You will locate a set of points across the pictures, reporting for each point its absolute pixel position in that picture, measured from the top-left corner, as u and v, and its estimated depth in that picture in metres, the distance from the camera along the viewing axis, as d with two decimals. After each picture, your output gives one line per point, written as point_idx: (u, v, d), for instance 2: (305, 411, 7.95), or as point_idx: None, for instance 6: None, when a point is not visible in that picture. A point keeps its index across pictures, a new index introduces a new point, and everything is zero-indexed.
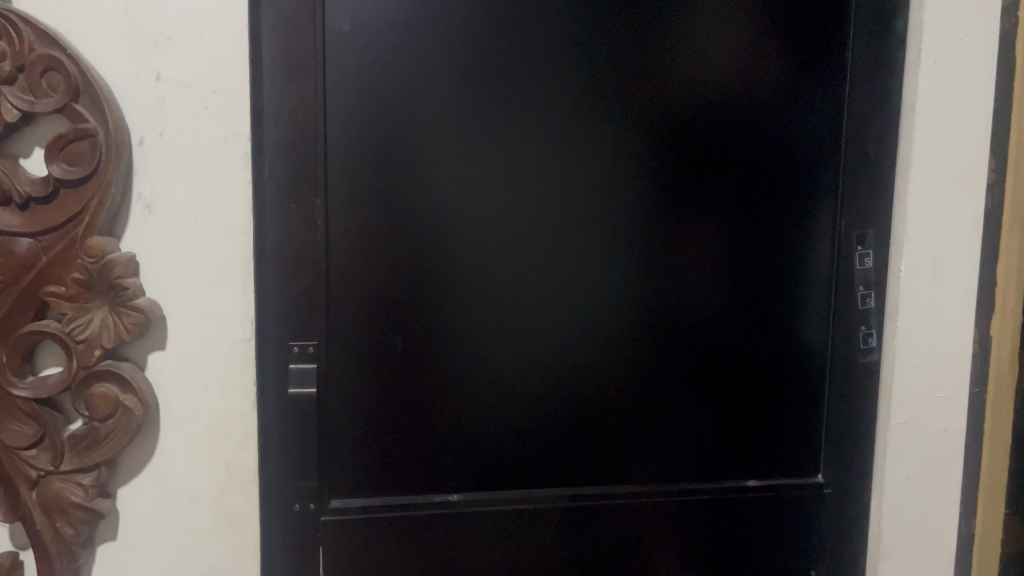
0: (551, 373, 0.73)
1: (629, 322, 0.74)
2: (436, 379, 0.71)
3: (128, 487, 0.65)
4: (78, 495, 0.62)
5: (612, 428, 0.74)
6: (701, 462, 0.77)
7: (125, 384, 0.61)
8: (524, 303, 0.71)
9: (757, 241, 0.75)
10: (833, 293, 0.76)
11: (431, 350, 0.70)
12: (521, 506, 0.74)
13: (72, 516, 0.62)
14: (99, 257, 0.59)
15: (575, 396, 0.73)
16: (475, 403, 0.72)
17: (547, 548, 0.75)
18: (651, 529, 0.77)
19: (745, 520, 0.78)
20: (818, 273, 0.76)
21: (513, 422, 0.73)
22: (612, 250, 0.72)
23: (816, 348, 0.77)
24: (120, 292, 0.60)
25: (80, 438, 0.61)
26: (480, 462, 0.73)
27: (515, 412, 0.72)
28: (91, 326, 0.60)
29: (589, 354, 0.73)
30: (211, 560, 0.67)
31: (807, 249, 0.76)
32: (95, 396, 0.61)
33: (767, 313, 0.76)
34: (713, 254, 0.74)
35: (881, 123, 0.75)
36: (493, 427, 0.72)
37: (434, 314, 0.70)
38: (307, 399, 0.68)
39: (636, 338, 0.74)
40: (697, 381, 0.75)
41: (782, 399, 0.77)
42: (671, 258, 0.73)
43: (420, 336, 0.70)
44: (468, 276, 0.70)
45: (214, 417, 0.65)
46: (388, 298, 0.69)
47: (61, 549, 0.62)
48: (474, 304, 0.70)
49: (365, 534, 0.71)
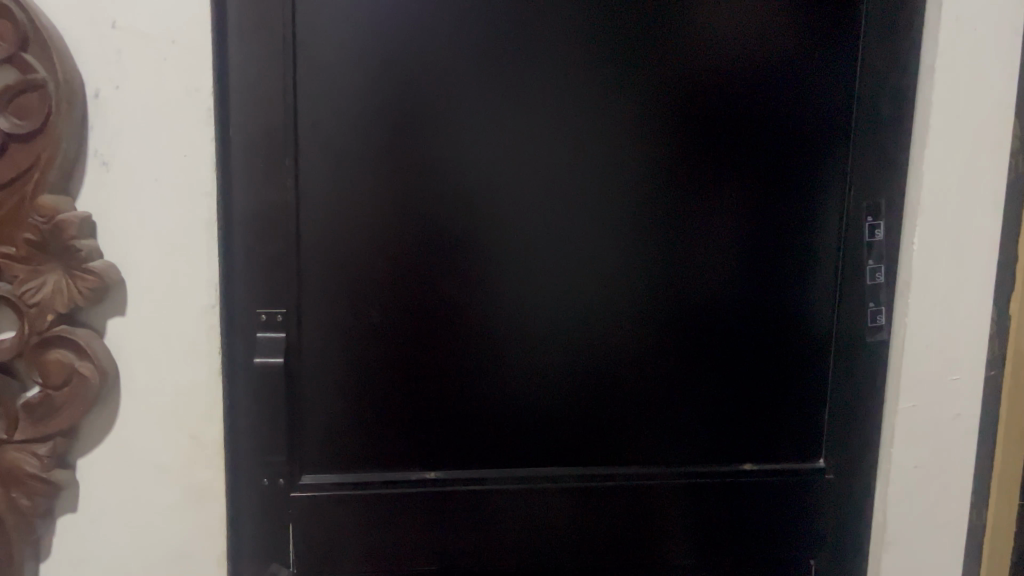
0: (539, 348, 0.69)
1: (624, 298, 0.69)
2: (417, 357, 0.67)
3: (89, 458, 0.62)
4: (33, 465, 0.59)
5: (603, 408, 0.71)
6: (697, 445, 0.73)
7: (81, 351, 0.59)
8: (511, 277, 0.67)
9: (763, 215, 0.70)
10: (841, 267, 0.71)
11: (412, 326, 0.67)
12: (507, 487, 0.70)
13: (28, 486, 0.59)
14: (51, 217, 0.56)
15: (564, 373, 0.70)
16: (458, 380, 0.68)
17: (534, 534, 0.72)
18: (642, 514, 0.73)
19: (743, 507, 0.74)
20: (826, 246, 0.71)
21: (498, 402, 0.69)
22: (605, 220, 0.68)
23: (821, 327, 0.72)
24: (74, 254, 0.57)
25: (35, 406, 0.58)
26: (464, 442, 0.69)
27: (500, 391, 0.69)
28: (44, 290, 0.57)
29: (582, 332, 0.69)
30: (177, 537, 0.64)
31: (815, 222, 0.71)
32: (49, 363, 0.58)
33: (773, 291, 0.71)
34: (715, 227, 0.69)
35: (897, 85, 0.69)
36: (477, 407, 0.69)
37: (413, 288, 0.66)
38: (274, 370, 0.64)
39: (629, 314, 0.70)
40: (695, 361, 0.71)
41: (784, 381, 0.73)
42: (670, 230, 0.69)
43: (401, 310, 0.66)
44: (449, 247, 0.66)
45: (178, 387, 0.62)
46: (365, 270, 0.65)
47: (18, 521, 0.59)
48: (455, 277, 0.67)
49: (338, 513, 0.68)
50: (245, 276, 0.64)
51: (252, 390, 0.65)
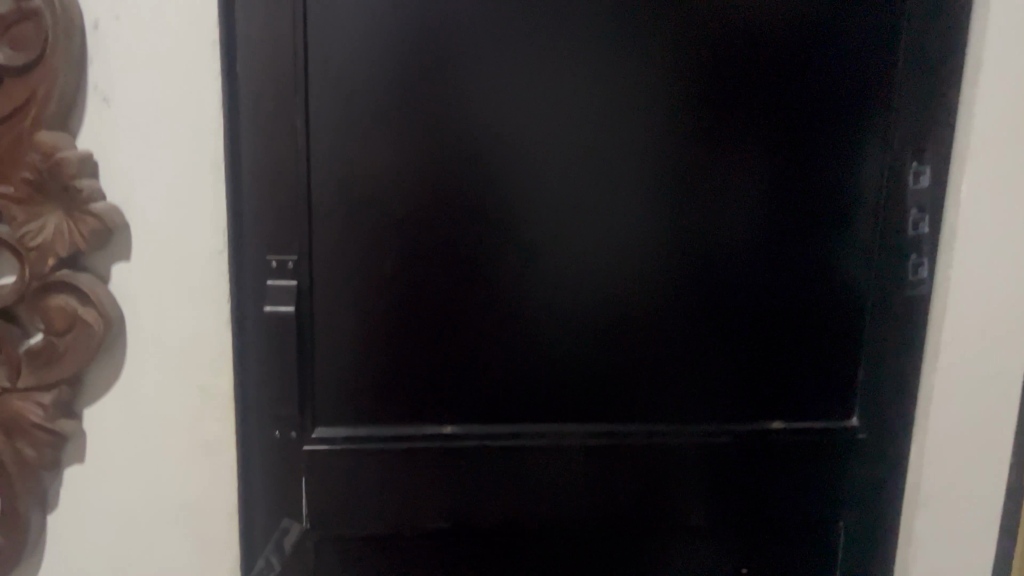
0: (560, 299, 0.66)
1: (651, 249, 0.66)
2: (434, 308, 0.64)
3: (95, 409, 0.60)
4: (38, 414, 0.57)
5: (625, 362, 0.68)
6: (722, 402, 0.70)
7: (84, 297, 0.56)
8: (533, 226, 0.64)
9: (796, 161, 0.66)
10: (881, 217, 0.67)
11: (429, 276, 0.64)
12: (524, 443, 0.68)
13: (33, 436, 0.57)
14: (50, 155, 0.54)
15: (585, 325, 0.67)
16: (477, 333, 0.65)
17: (553, 494, 0.69)
18: (665, 475, 0.70)
19: (770, 469, 0.71)
20: (865, 195, 0.67)
21: (518, 356, 0.66)
22: (632, 165, 0.64)
23: (858, 281, 0.68)
24: (74, 195, 0.54)
25: (38, 354, 0.56)
26: (482, 397, 0.67)
27: (520, 345, 0.66)
28: (44, 232, 0.55)
29: (606, 285, 0.66)
30: (186, 490, 0.62)
31: (854, 171, 0.67)
32: (52, 308, 0.56)
33: (808, 243, 0.67)
34: (745, 173, 0.66)
35: (951, 21, 0.64)
36: (496, 361, 0.66)
37: (431, 236, 0.63)
38: (284, 318, 0.62)
39: (653, 263, 0.66)
40: (721, 315, 0.68)
41: (816, 336, 0.69)
42: (698, 176, 0.65)
43: (418, 260, 0.63)
44: (468, 194, 0.63)
45: (186, 335, 0.60)
46: (380, 217, 0.62)
47: (24, 471, 0.58)
48: (474, 225, 0.63)
49: (351, 469, 0.66)
50: (254, 222, 0.61)
51: (263, 340, 0.62)
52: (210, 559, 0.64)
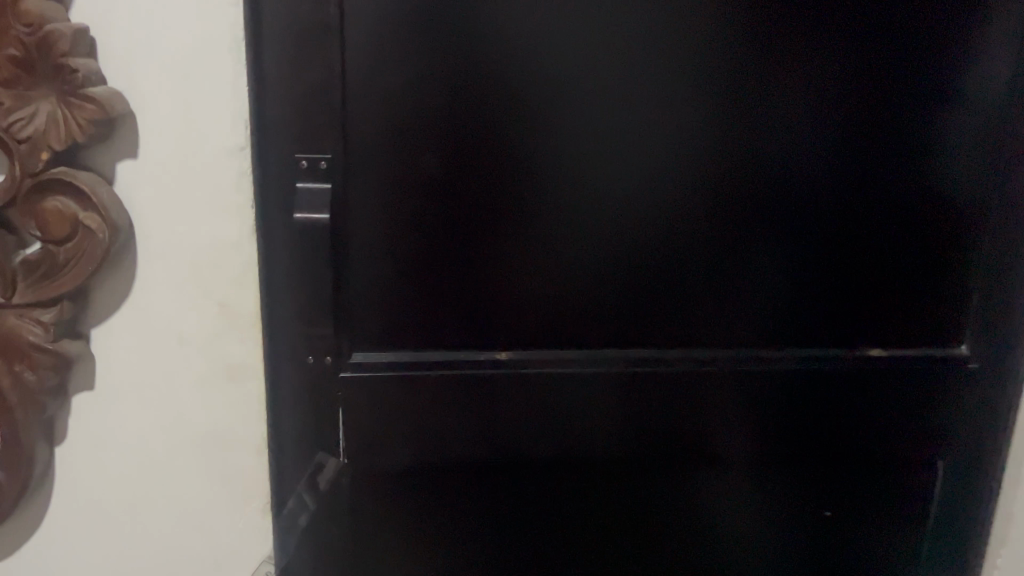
0: (626, 207, 0.57)
1: (732, 151, 0.57)
2: (483, 217, 0.56)
3: (104, 328, 0.52)
4: (38, 334, 0.50)
5: (699, 280, 0.59)
6: (806, 325, 0.62)
7: (85, 199, 0.48)
8: (600, 121, 0.55)
9: (898, 43, 0.56)
10: (993, 111, 0.58)
11: (477, 178, 0.55)
12: (585, 372, 0.60)
13: (32, 359, 0.50)
14: (37, 26, 0.45)
15: (655, 237, 0.58)
16: (530, 246, 0.57)
17: (613, 428, 0.62)
18: (741, 408, 0.62)
19: (860, 402, 0.63)
20: (977, 84, 0.58)
21: (579, 273, 0.58)
22: (717, 49, 0.55)
23: (960, 185, 0.60)
24: (68, 77, 0.46)
25: (35, 265, 0.48)
26: (535, 319, 0.59)
27: (580, 258, 0.58)
28: (35, 121, 0.46)
29: (681, 192, 0.57)
30: (209, 420, 0.55)
31: (966, 55, 0.57)
32: (48, 212, 0.48)
33: (911, 143, 0.59)
34: (838, 58, 0.56)
35: None
36: (552, 278, 0.58)
37: (481, 131, 0.54)
38: (318, 229, 0.53)
39: (733, 166, 0.57)
40: (807, 225, 0.59)
41: (915, 250, 0.61)
42: (785, 62, 0.56)
43: (467, 158, 0.55)
44: (527, 81, 0.54)
45: (204, 244, 0.52)
46: (421, 108, 0.53)
47: (24, 399, 0.51)
48: (529, 119, 0.55)
49: (392, 398, 0.58)
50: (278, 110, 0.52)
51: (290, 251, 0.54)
52: (236, 500, 0.57)
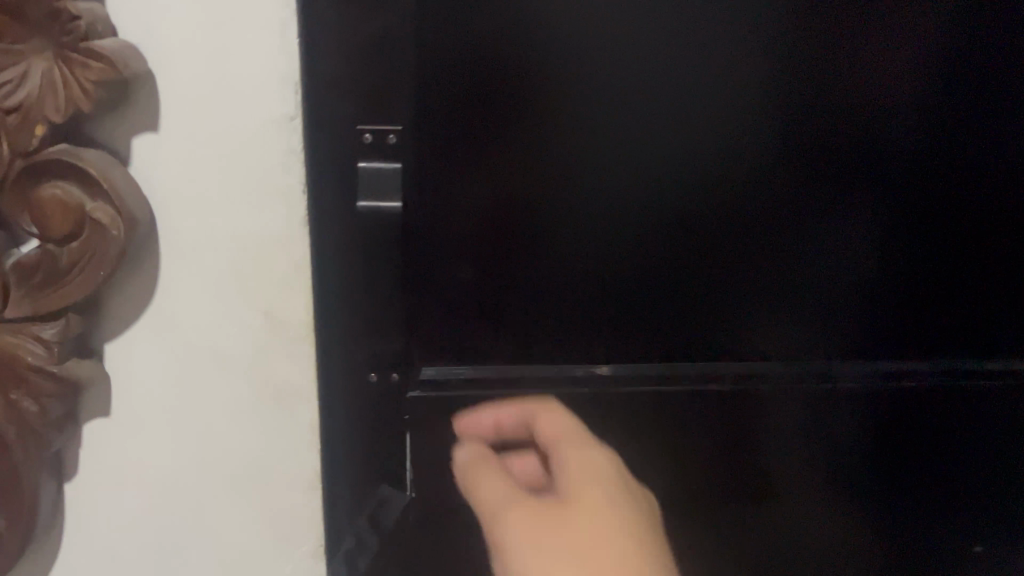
0: (741, 193, 0.47)
1: (857, 125, 0.47)
2: (577, 205, 0.46)
3: (122, 343, 0.43)
4: (39, 356, 0.39)
5: (823, 279, 0.50)
6: (948, 331, 0.52)
7: (93, 185, 0.37)
8: (736, 90, 0.45)
9: None
10: None
11: (572, 160, 0.46)
12: (690, 391, 0.50)
13: (32, 386, 0.40)
14: None
15: (776, 230, 0.48)
16: (629, 241, 0.48)
17: (726, 454, 0.52)
18: (871, 432, 0.53)
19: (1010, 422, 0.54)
20: None
21: (688, 272, 0.49)
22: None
23: None
24: (67, 26, 0.35)
25: (33, 269, 0.38)
26: (636, 327, 0.50)
27: (693, 255, 0.48)
28: (26, 85, 0.36)
29: (809, 177, 0.47)
30: (251, 452, 0.45)
31: None
32: (46, 203, 0.37)
33: None
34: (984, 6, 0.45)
35: None
36: (656, 278, 0.49)
37: (578, 99, 0.44)
38: (389, 217, 0.43)
39: (866, 143, 0.47)
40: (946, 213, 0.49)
41: None
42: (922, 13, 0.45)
43: (561, 136, 0.45)
44: (635, 39, 0.44)
45: (244, 240, 0.41)
46: (511, 74, 0.43)
47: (25, 434, 0.41)
48: (638, 86, 0.44)
49: (469, 423, 0.49)
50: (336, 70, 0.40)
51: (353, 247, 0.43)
52: (281, 545, 0.47)
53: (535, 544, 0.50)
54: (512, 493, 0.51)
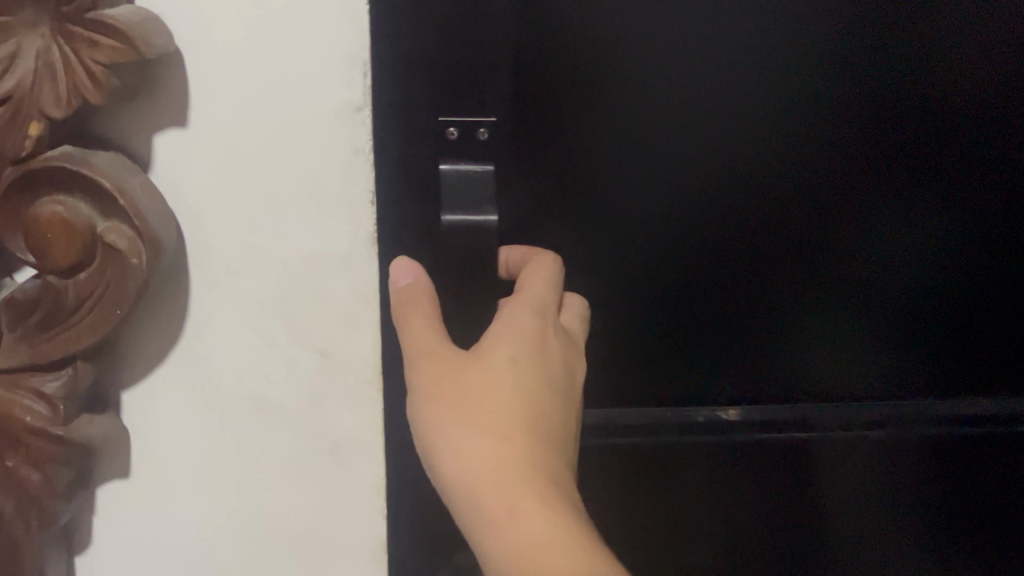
0: (792, 212, 0.41)
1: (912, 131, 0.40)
2: (729, 224, 0.41)
3: (143, 389, 0.34)
4: (41, 416, 0.31)
5: (872, 307, 0.44)
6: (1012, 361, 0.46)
7: (105, 200, 0.29)
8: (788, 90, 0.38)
9: None
10: None
11: (730, 173, 0.40)
12: (731, 426, 0.46)
13: (32, 452, 0.31)
14: None
15: (828, 252, 0.42)
16: (785, 262, 0.42)
17: (868, 496, 0.47)
18: (941, 469, 0.47)
19: None
20: None
21: (842, 298, 0.44)
22: None
23: None
24: None
25: (30, 307, 0.30)
26: (776, 356, 0.45)
27: (850, 275, 0.43)
28: (16, 70, 0.27)
29: (854, 190, 0.41)
30: (299, 523, 0.37)
31: None
32: (42, 223, 0.28)
33: None
34: None
35: None
36: (806, 304, 0.44)
37: (745, 104, 0.39)
38: (477, 231, 0.34)
39: (927, 152, 0.40)
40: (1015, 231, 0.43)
41: None
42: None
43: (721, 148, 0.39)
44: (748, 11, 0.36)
45: (295, 263, 0.33)
46: (634, 67, 0.37)
47: (24, 511, 0.32)
48: (817, 91, 0.39)
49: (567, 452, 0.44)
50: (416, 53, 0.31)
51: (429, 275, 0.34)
52: None
53: (455, 395, 0.31)
54: (452, 341, 0.33)
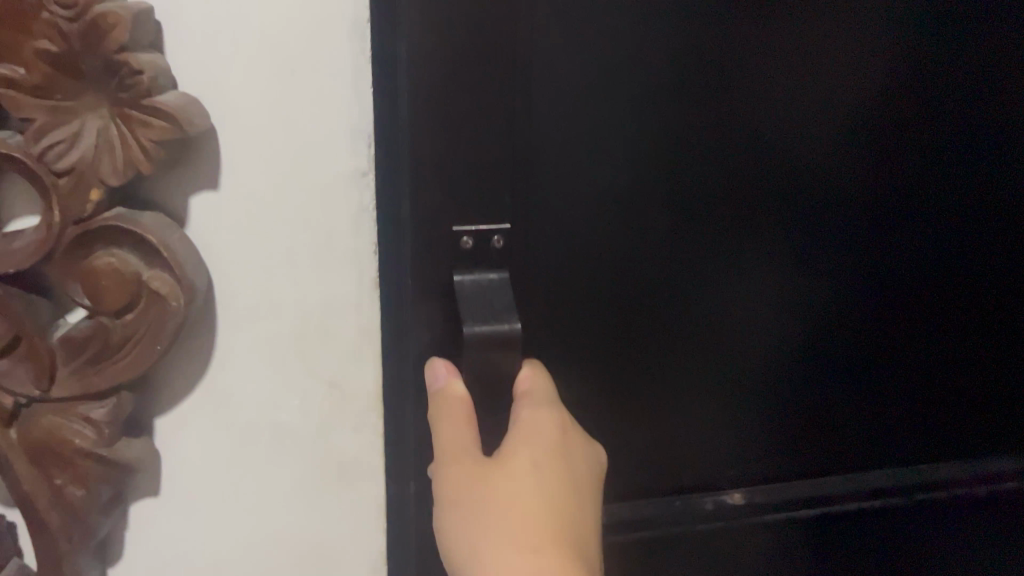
0: (614, 377, 0.50)
1: (689, 309, 0.50)
2: (742, 306, 0.51)
3: (174, 417, 0.39)
4: (88, 439, 0.36)
5: (685, 442, 0.54)
6: (802, 471, 0.58)
7: (151, 253, 0.34)
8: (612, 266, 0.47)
9: (853, 185, 0.49)
10: (980, 229, 0.53)
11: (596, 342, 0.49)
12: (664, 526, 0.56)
13: (80, 470, 0.36)
14: (79, 6, 0.30)
15: (643, 405, 0.52)
16: (746, 344, 0.52)
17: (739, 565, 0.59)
18: (788, 544, 0.60)
19: (896, 529, 0.61)
20: (962, 202, 0.52)
21: (700, 432, 0.54)
22: (735, 199, 0.47)
23: (949, 304, 0.55)
24: (126, 80, 0.32)
25: (83, 344, 0.35)
26: (688, 440, 0.54)
27: (661, 419, 0.53)
28: (81, 145, 0.32)
29: (654, 360, 0.51)
30: (311, 534, 0.42)
31: (948, 180, 0.51)
32: (99, 272, 0.34)
33: (911, 282, 0.53)
34: (787, 208, 0.48)
35: None
36: (680, 426, 0.53)
37: (721, 220, 0.48)
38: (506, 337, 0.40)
39: (710, 329, 0.51)
40: (793, 385, 0.54)
41: (906, 383, 0.56)
42: (731, 219, 0.48)
43: (700, 250, 0.48)
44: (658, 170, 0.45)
45: (308, 305, 0.38)
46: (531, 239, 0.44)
47: (70, 522, 0.37)
48: (806, 199, 0.49)
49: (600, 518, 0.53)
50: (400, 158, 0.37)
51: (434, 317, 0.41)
52: None
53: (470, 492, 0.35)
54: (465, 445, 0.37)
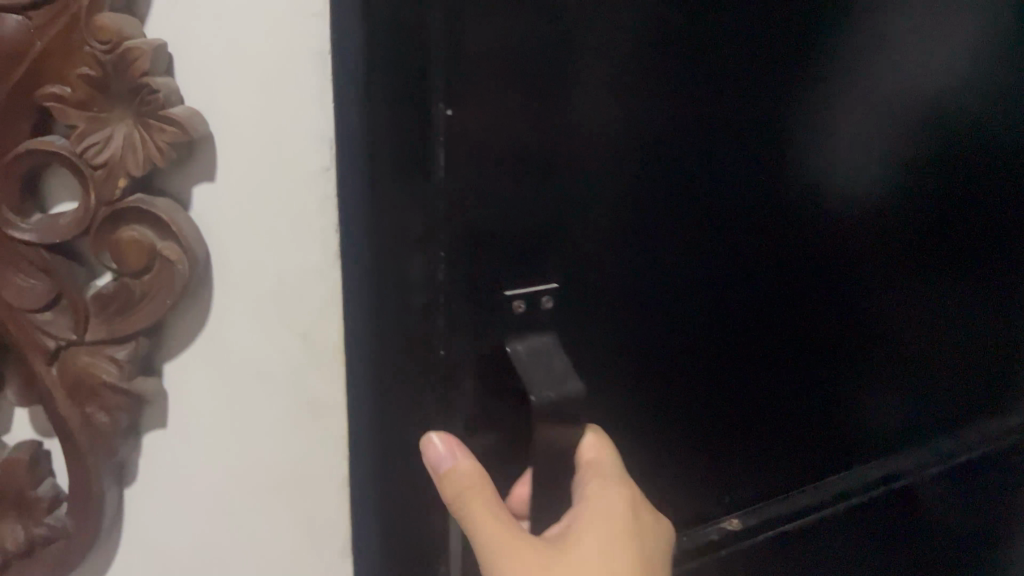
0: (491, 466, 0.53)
1: (513, 394, 0.51)
2: (607, 371, 0.57)
3: (178, 362, 0.49)
4: (112, 375, 0.46)
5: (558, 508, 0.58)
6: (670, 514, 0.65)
7: (163, 229, 0.45)
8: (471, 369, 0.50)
9: (637, 276, 0.55)
10: (757, 289, 0.61)
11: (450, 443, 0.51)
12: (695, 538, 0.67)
13: (105, 400, 0.47)
14: (114, 43, 0.42)
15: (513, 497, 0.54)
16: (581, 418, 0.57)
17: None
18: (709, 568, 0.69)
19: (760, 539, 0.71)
20: (735, 268, 0.60)
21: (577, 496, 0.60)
22: (566, 296, 0.52)
23: (740, 352, 0.63)
24: (147, 96, 0.42)
25: (110, 300, 0.45)
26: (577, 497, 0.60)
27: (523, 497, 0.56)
28: (111, 146, 0.43)
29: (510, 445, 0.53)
30: (287, 464, 0.51)
31: (712, 259, 0.58)
32: (124, 243, 0.44)
33: (708, 343, 0.61)
34: (584, 310, 0.53)
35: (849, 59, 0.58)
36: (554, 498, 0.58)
37: (549, 317, 0.52)
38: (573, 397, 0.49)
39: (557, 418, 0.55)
40: (635, 444, 0.60)
41: (719, 425, 0.65)
42: (518, 333, 0.50)
43: (516, 346, 0.51)
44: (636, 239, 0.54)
45: (284, 274, 0.48)
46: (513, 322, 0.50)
47: (95, 443, 0.48)
48: (654, 248, 0.55)
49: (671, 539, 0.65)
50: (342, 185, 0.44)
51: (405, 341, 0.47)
52: (314, 547, 0.53)
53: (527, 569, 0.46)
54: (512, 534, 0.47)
